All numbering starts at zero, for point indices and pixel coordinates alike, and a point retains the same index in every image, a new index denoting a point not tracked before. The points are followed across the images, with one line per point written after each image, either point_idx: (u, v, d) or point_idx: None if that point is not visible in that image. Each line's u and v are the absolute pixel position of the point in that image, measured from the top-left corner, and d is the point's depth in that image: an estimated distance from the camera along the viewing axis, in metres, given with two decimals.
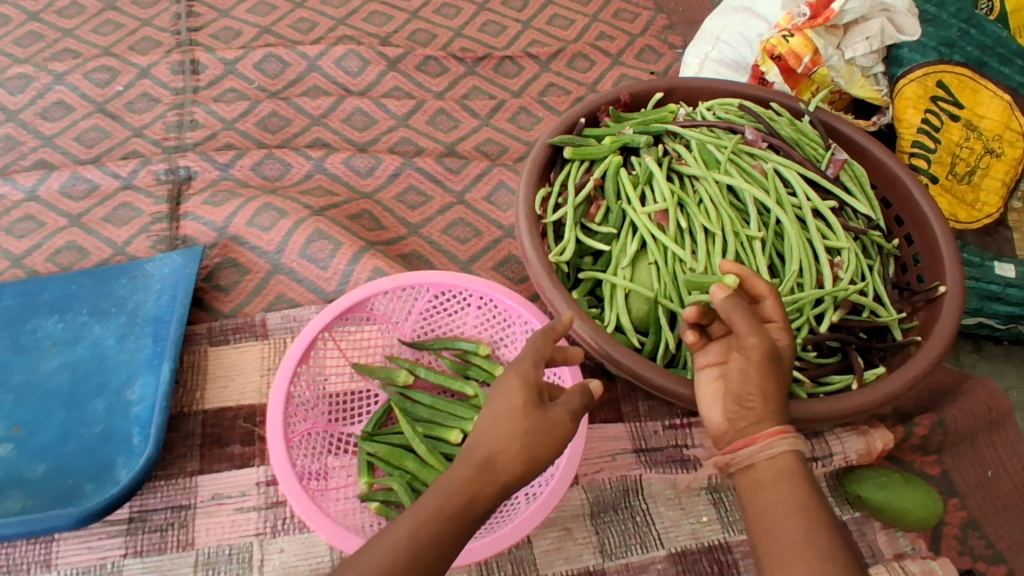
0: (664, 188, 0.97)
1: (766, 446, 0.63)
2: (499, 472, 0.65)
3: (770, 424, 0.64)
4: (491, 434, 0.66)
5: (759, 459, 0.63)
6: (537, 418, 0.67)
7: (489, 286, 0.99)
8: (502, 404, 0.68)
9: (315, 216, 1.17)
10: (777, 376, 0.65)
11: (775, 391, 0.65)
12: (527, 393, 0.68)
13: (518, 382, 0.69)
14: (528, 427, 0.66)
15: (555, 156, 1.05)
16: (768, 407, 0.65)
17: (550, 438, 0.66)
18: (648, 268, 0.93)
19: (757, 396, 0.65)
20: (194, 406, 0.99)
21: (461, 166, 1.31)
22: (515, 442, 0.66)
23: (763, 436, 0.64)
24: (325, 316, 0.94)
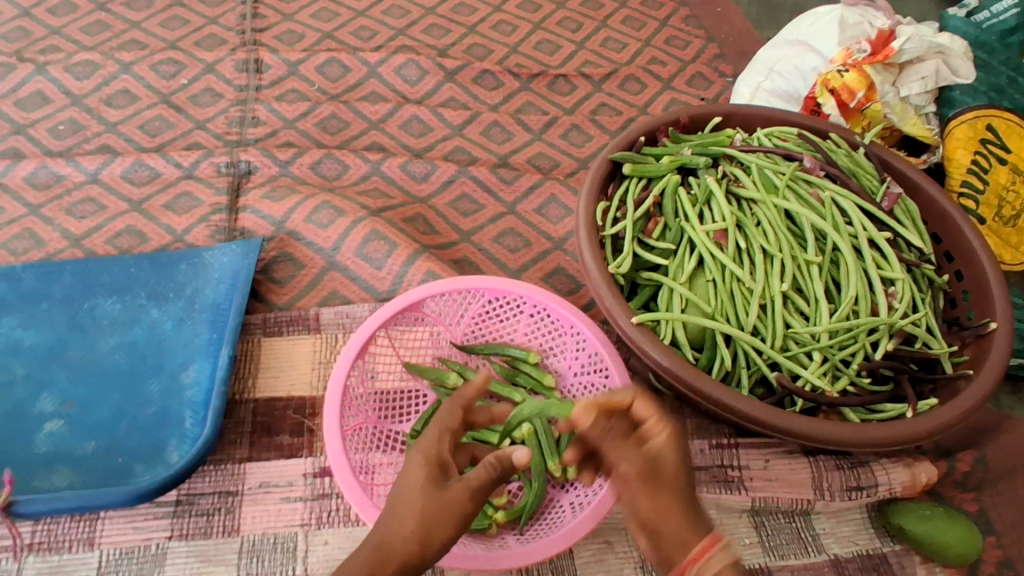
0: (723, 208, 0.98)
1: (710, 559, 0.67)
2: (396, 554, 0.66)
3: (695, 543, 0.68)
4: (391, 518, 0.68)
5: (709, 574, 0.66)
6: (433, 496, 0.68)
7: (544, 295, 1.00)
8: (400, 487, 0.70)
9: (373, 216, 1.20)
10: (667, 489, 0.70)
11: (672, 503, 0.70)
12: (425, 472, 0.70)
13: (418, 463, 0.71)
14: (423, 505, 0.67)
15: (614, 171, 1.07)
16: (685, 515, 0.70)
17: (445, 514, 0.67)
18: (705, 284, 0.94)
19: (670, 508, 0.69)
20: (246, 394, 1.01)
21: (514, 177, 1.33)
22: (412, 522, 0.67)
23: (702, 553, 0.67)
24: (384, 313, 0.96)
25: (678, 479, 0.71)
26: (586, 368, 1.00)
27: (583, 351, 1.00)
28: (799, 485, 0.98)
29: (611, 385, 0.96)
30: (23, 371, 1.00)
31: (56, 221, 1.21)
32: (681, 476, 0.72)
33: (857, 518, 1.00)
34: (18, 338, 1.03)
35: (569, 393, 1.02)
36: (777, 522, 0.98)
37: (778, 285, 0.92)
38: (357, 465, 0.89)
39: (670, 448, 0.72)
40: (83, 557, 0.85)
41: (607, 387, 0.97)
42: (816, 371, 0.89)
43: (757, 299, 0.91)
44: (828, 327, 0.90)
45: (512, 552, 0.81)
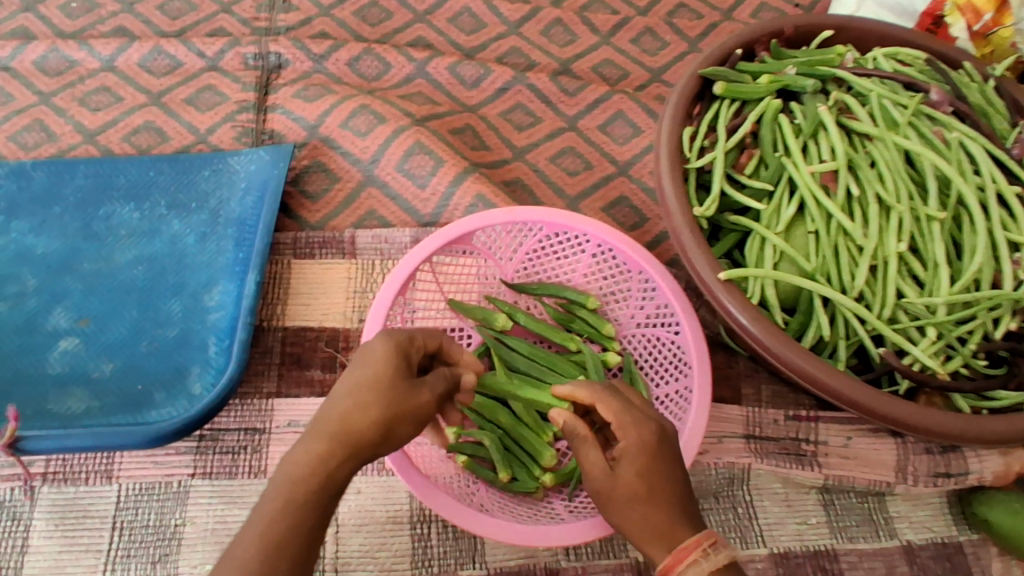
0: (836, 144, 0.83)
1: (693, 565, 0.59)
2: (361, 438, 0.60)
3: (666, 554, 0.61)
4: (344, 406, 0.60)
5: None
6: (401, 389, 0.63)
7: (611, 234, 0.87)
8: (353, 380, 0.62)
9: (416, 126, 1.06)
10: (620, 501, 0.64)
11: (636, 518, 0.63)
12: (386, 360, 0.64)
13: (375, 351, 0.64)
14: (392, 401, 0.62)
15: (704, 90, 0.91)
16: (656, 518, 0.62)
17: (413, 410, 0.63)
18: (805, 237, 0.81)
19: (638, 514, 0.63)
20: (274, 321, 0.92)
21: (578, 88, 1.17)
22: (375, 414, 0.61)
23: (689, 551, 0.60)
24: (431, 245, 0.85)
25: (638, 479, 0.63)
26: (652, 319, 0.88)
27: (650, 301, 0.88)
28: (880, 466, 0.88)
29: (681, 343, 0.85)
30: (34, 282, 0.92)
31: (68, 113, 1.08)
32: (645, 475, 0.63)
33: (935, 503, 0.91)
34: (29, 245, 0.94)
35: (628, 345, 0.91)
36: (848, 501, 0.89)
37: (896, 244, 0.78)
38: None
39: (631, 445, 0.65)
40: (101, 491, 0.80)
41: (677, 345, 0.85)
42: (927, 348, 0.77)
43: (868, 259, 0.77)
44: (949, 298, 0.77)
45: (494, 524, 0.73)
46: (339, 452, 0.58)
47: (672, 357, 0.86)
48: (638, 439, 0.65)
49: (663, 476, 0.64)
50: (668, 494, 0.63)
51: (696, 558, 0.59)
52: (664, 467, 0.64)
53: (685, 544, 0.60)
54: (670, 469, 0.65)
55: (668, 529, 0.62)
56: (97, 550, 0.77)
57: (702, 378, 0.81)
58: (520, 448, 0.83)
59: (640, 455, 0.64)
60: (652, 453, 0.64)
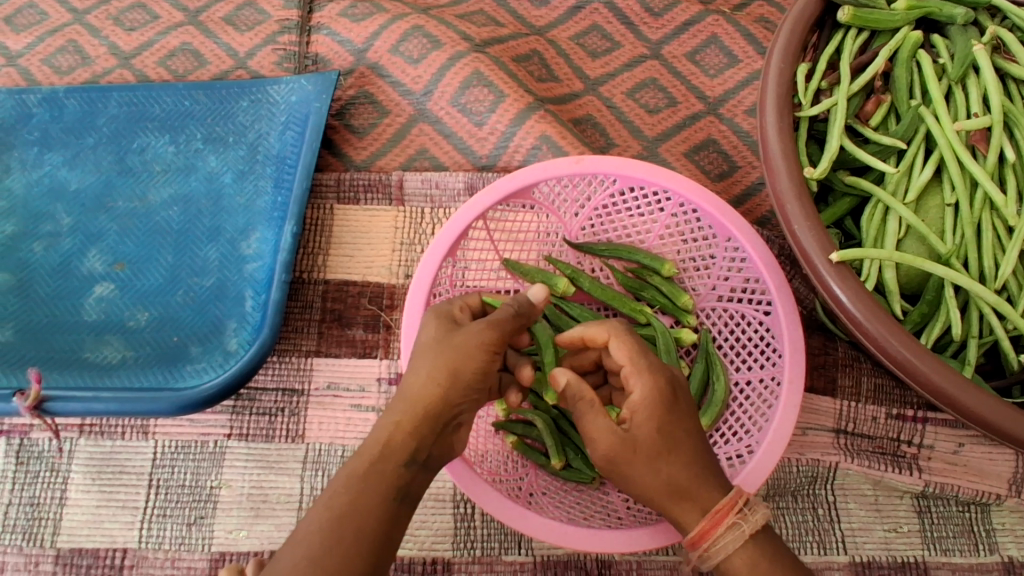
0: (993, 94, 0.66)
1: (730, 529, 0.51)
2: (413, 398, 0.53)
3: (698, 520, 0.52)
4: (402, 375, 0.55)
5: (734, 551, 0.51)
6: (448, 339, 0.56)
7: (697, 193, 0.74)
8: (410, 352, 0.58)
9: (476, 52, 0.92)
10: (639, 460, 0.53)
11: (661, 481, 0.53)
12: (433, 320, 0.58)
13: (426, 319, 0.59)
14: (436, 352, 0.55)
15: (825, 17, 0.74)
16: (682, 477, 0.53)
17: (464, 355, 0.54)
18: (940, 210, 0.66)
19: (659, 475, 0.53)
20: (315, 274, 0.85)
21: (665, 7, 1.00)
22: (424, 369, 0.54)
23: (724, 514, 0.51)
24: (485, 200, 0.74)
25: (658, 440, 0.53)
26: (737, 294, 0.76)
27: (737, 274, 0.76)
28: (991, 477, 0.77)
29: (771, 324, 0.73)
30: (68, 221, 0.87)
31: (102, 33, 1.00)
32: (663, 427, 0.54)
33: None
34: (62, 180, 0.89)
35: (706, 320, 0.80)
36: (947, 510, 0.78)
37: None
38: None
39: (641, 409, 0.54)
40: (137, 446, 0.79)
41: (765, 327, 0.74)
42: None
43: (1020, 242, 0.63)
44: None
45: (557, 530, 0.66)
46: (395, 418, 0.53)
47: (755, 337, 0.75)
48: (649, 395, 0.55)
49: (683, 429, 0.55)
50: (692, 451, 0.54)
51: (735, 520, 0.51)
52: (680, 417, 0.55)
53: (719, 506, 0.52)
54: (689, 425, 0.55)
55: (692, 487, 0.53)
56: (134, 507, 0.77)
57: (794, 369, 0.69)
58: (576, 433, 0.75)
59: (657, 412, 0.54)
60: (669, 408, 0.55)
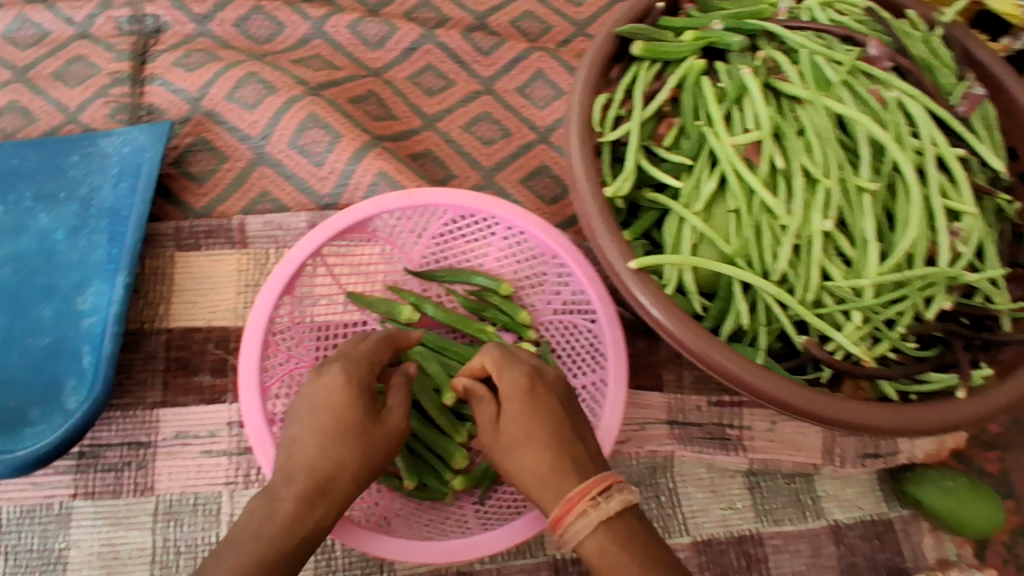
0: (761, 111, 0.74)
1: (580, 516, 0.57)
2: (336, 484, 0.61)
3: (558, 504, 0.59)
4: (317, 458, 0.62)
5: (585, 536, 0.57)
6: (368, 424, 0.64)
7: (520, 217, 0.80)
8: (320, 425, 0.63)
9: (311, 95, 0.95)
10: (509, 448, 0.64)
11: (527, 468, 0.62)
12: (358, 405, 0.64)
13: (343, 395, 0.64)
14: (364, 449, 0.63)
15: (622, 51, 0.82)
16: (545, 465, 0.61)
17: (383, 442, 0.64)
18: (726, 216, 0.74)
19: (525, 461, 0.62)
20: (157, 324, 0.84)
21: (493, 46, 1.06)
22: (350, 466, 0.62)
23: (577, 501, 0.58)
24: (318, 238, 0.76)
25: (522, 425, 0.63)
26: (568, 306, 0.82)
27: (567, 288, 0.82)
28: (806, 449, 0.86)
29: (598, 332, 0.79)
30: None
31: None
32: (532, 416, 0.63)
33: (866, 481, 0.88)
34: None
35: (546, 332, 0.85)
36: (775, 483, 0.86)
37: (821, 222, 0.70)
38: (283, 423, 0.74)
39: (509, 400, 0.65)
40: None
41: (594, 335, 0.80)
42: (853, 335, 0.71)
43: (792, 238, 0.70)
44: (877, 279, 0.70)
45: (402, 545, 0.68)
46: (312, 508, 0.60)
47: (588, 345, 0.81)
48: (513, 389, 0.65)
49: (548, 421, 0.63)
50: (554, 437, 0.62)
51: (585, 508, 0.58)
52: (543, 411, 0.64)
53: (571, 496, 0.59)
54: (553, 412, 0.64)
55: (546, 474, 0.61)
56: None
57: (617, 371, 0.76)
58: (429, 453, 0.77)
59: (520, 402, 0.64)
60: (527, 399, 0.64)
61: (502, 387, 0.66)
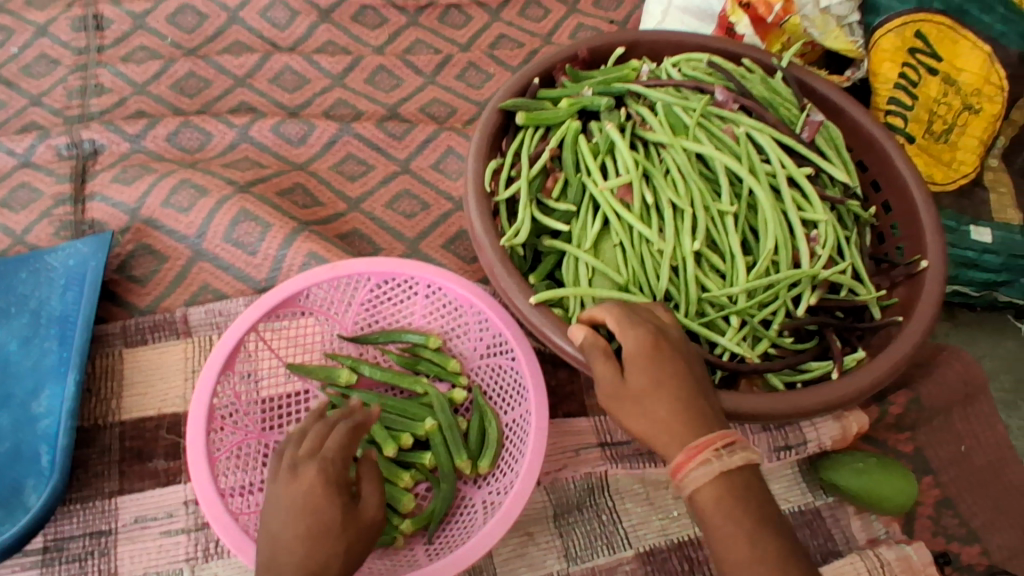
0: (627, 159, 0.86)
1: (703, 464, 0.59)
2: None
3: (680, 452, 0.61)
4: (302, 558, 0.64)
5: (704, 480, 0.59)
6: (347, 518, 0.66)
7: (436, 274, 0.89)
8: (301, 527, 0.64)
9: (240, 192, 1.04)
10: (635, 404, 0.64)
11: (662, 420, 0.62)
12: (336, 505, 0.66)
13: (321, 496, 0.65)
14: (347, 543, 0.65)
15: (508, 122, 0.94)
16: (671, 418, 0.62)
17: (363, 533, 0.67)
18: (612, 250, 0.85)
19: (648, 416, 0.63)
20: (110, 418, 0.89)
21: (405, 131, 1.17)
22: (335, 561, 0.64)
23: (701, 450, 0.60)
24: (253, 314, 0.83)
25: (648, 383, 0.64)
26: (491, 349, 0.90)
27: (487, 332, 0.90)
28: None
29: (517, 367, 0.86)
30: None
31: None
32: (664, 377, 0.64)
33: (790, 474, 0.95)
34: None
35: (475, 377, 0.93)
36: None
37: (690, 244, 0.82)
38: (232, 492, 0.78)
39: (635, 360, 0.65)
40: None
41: (516, 370, 0.87)
42: (734, 337, 0.81)
43: (668, 261, 0.81)
44: (746, 285, 0.81)
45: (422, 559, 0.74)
46: None
47: (511, 382, 0.88)
48: (640, 343, 0.65)
49: (677, 377, 0.64)
50: (682, 396, 0.63)
51: (708, 457, 0.59)
52: (668, 368, 0.65)
53: (697, 443, 0.60)
54: (677, 369, 0.65)
55: (671, 424, 0.62)
56: None
57: (538, 398, 0.82)
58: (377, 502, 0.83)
59: (647, 359, 0.64)
60: (652, 358, 0.64)
61: (627, 345, 0.66)
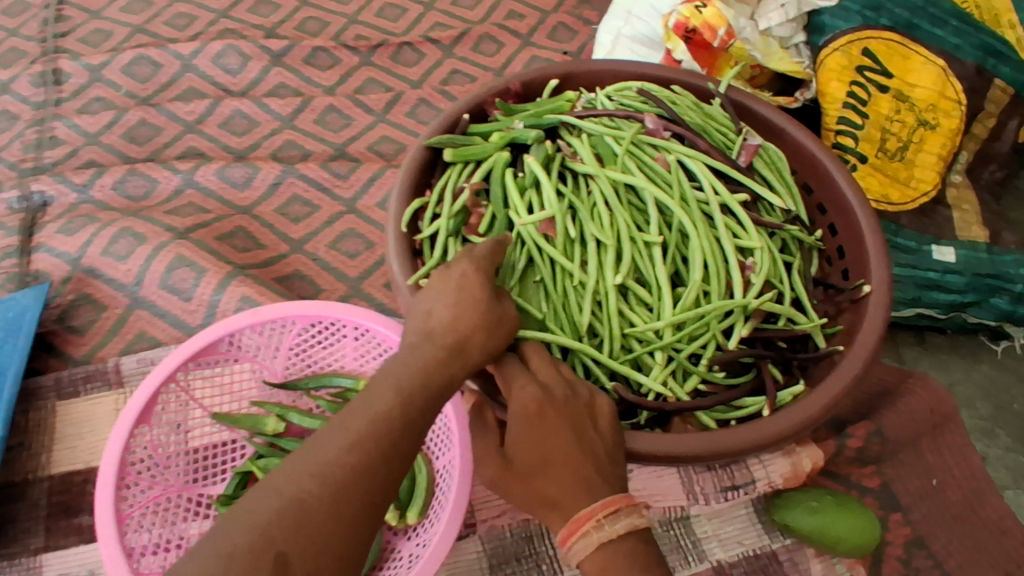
0: (550, 194, 0.84)
1: (583, 537, 0.61)
2: (468, 349, 0.61)
3: (566, 524, 0.63)
4: (451, 320, 0.62)
5: (589, 552, 0.61)
6: (492, 308, 0.64)
7: (360, 314, 0.87)
8: (455, 296, 0.63)
9: (178, 239, 1.04)
10: (521, 478, 0.65)
11: (548, 491, 0.63)
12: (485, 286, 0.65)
13: (475, 278, 0.65)
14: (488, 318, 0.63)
15: (436, 159, 0.92)
16: (557, 490, 0.63)
17: (503, 330, 0.64)
18: (534, 287, 0.82)
19: (536, 485, 0.64)
20: (39, 472, 0.88)
21: (350, 169, 1.16)
22: (479, 330, 0.62)
23: (581, 523, 0.61)
24: (171, 363, 0.82)
25: (528, 454, 0.64)
26: None
27: None
28: (670, 491, 0.89)
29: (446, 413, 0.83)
30: None
31: None
32: (547, 441, 0.63)
33: (744, 516, 0.90)
34: None
35: None
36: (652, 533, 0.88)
37: (612, 278, 0.80)
38: (145, 551, 0.76)
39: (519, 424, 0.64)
40: None
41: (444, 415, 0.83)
42: (658, 374, 0.78)
43: (590, 296, 0.79)
44: (671, 319, 0.78)
45: None
46: (448, 368, 0.59)
47: (441, 427, 0.84)
48: (523, 407, 0.64)
49: (560, 444, 0.63)
50: (567, 463, 0.63)
51: (587, 530, 0.61)
52: (555, 436, 0.63)
53: (579, 516, 0.62)
54: (565, 439, 0.63)
55: (559, 498, 0.63)
56: None
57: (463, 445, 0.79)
58: None
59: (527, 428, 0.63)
60: (537, 425, 0.63)
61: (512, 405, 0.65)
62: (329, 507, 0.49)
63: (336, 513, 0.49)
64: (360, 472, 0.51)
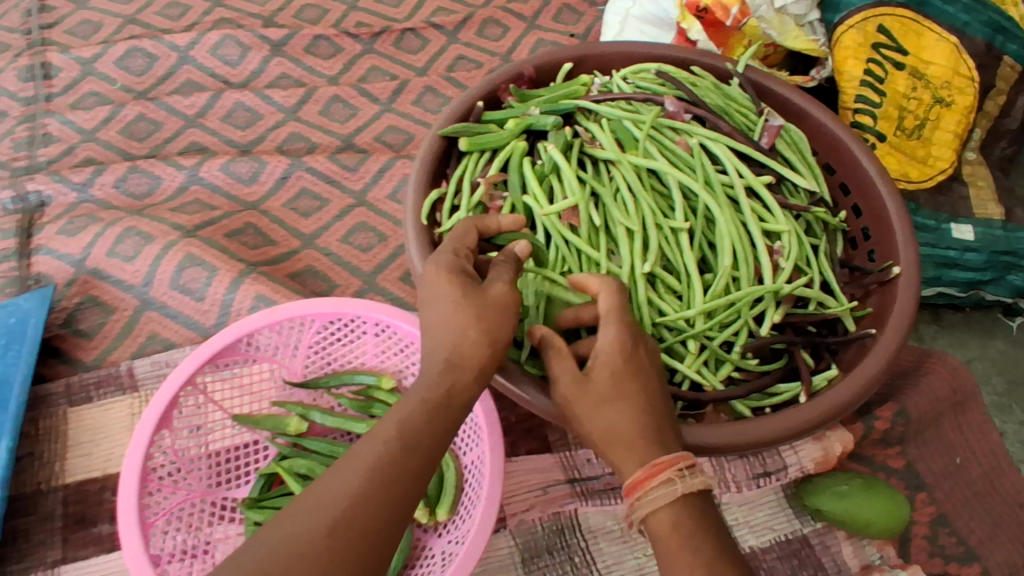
0: (573, 181, 0.82)
1: (661, 485, 0.55)
2: (468, 360, 0.56)
3: (639, 465, 0.56)
4: (442, 334, 0.56)
5: (664, 503, 0.54)
6: (477, 299, 0.57)
7: (379, 309, 0.85)
8: (435, 306, 0.57)
9: (186, 237, 1.01)
10: (592, 406, 0.58)
11: (620, 424, 0.57)
12: (455, 282, 0.58)
13: (444, 281, 0.58)
14: (476, 312, 0.57)
15: (451, 149, 0.90)
16: (632, 430, 0.57)
17: (497, 311, 0.57)
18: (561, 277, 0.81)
19: (609, 420, 0.58)
20: (53, 482, 0.86)
21: (358, 161, 1.14)
22: (471, 330, 0.56)
23: (663, 470, 0.55)
24: (188, 367, 0.79)
25: (610, 383, 0.58)
26: None
27: None
28: None
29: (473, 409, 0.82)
30: None
31: None
32: (631, 378, 0.59)
33: (774, 502, 0.90)
34: None
35: None
36: None
37: (641, 266, 0.78)
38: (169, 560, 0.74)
39: (606, 355, 0.59)
40: None
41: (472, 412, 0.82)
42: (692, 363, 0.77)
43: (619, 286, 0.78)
44: (702, 307, 0.77)
45: None
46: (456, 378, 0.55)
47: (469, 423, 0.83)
48: (619, 343, 0.60)
49: (639, 383, 0.59)
50: (645, 404, 0.58)
51: (670, 478, 0.55)
52: (638, 376, 0.59)
53: (659, 461, 0.56)
54: (647, 377, 0.60)
55: (631, 437, 0.57)
56: None
57: (493, 440, 0.78)
58: None
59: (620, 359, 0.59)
60: (628, 362, 0.59)
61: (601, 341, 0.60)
62: (350, 526, 0.47)
63: (357, 536, 0.47)
64: (376, 496, 0.49)
